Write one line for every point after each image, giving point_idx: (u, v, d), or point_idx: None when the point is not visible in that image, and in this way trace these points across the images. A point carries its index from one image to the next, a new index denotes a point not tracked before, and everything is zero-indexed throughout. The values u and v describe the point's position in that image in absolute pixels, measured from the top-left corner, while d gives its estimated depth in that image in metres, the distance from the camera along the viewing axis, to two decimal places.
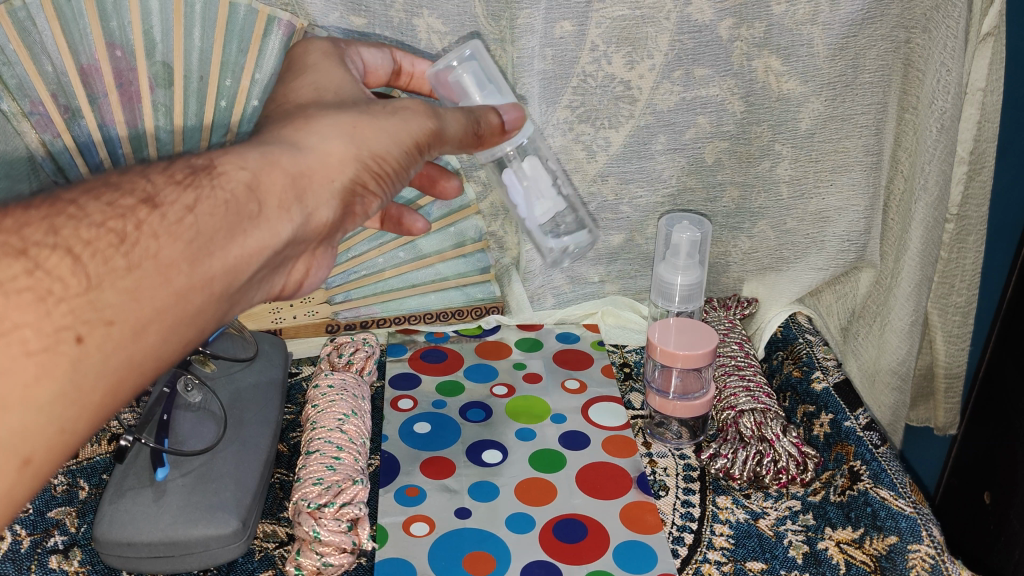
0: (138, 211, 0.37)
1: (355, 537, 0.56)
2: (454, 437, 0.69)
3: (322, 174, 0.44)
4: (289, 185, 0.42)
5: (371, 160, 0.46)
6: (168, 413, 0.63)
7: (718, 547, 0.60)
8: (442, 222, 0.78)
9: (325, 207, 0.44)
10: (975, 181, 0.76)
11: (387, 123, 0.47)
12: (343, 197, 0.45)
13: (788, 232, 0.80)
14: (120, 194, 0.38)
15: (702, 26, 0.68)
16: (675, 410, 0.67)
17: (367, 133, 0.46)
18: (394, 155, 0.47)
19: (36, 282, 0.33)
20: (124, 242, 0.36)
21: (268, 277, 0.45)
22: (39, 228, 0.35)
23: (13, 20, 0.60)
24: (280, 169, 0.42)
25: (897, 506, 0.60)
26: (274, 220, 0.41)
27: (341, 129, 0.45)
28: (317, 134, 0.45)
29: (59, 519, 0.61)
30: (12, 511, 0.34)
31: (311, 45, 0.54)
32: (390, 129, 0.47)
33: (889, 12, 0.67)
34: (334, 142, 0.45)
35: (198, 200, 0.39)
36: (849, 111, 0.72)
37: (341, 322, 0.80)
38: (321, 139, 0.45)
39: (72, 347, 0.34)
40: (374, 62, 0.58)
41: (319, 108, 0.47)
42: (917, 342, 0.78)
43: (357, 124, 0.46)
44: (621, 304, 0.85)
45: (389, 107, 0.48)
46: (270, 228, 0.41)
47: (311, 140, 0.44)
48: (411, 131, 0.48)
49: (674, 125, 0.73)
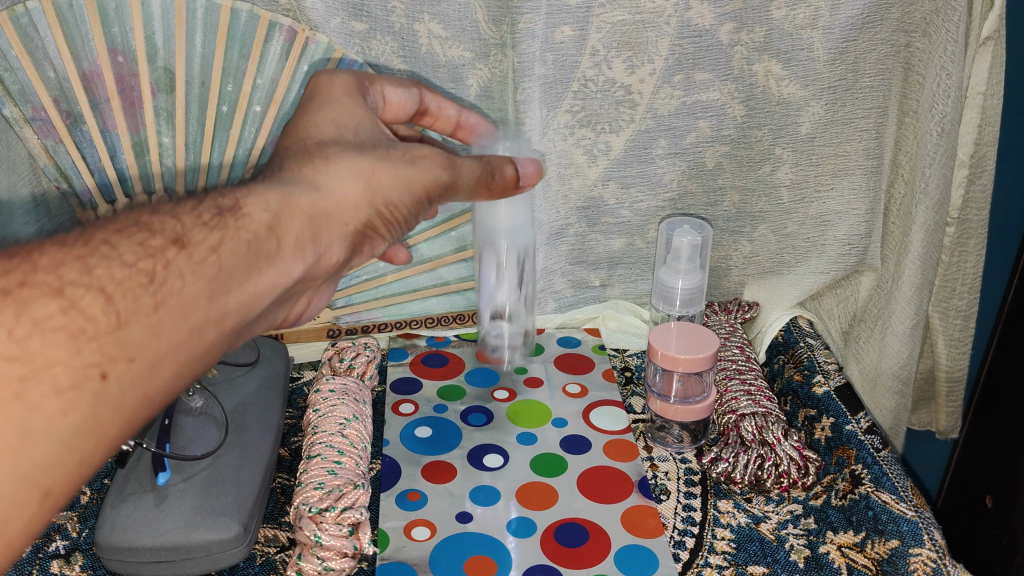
0: (167, 251, 0.38)
1: (357, 541, 0.57)
2: (455, 443, 0.69)
3: (338, 215, 0.45)
4: (305, 225, 0.43)
5: (383, 207, 0.48)
6: (169, 417, 0.63)
7: (720, 551, 0.60)
8: (442, 226, 0.76)
9: (336, 247, 0.46)
10: (975, 185, 0.76)
11: (403, 169, 0.48)
12: (352, 239, 0.47)
13: (788, 236, 0.80)
14: (151, 233, 0.39)
15: (702, 30, 0.68)
16: (676, 414, 0.67)
17: (383, 180, 0.47)
18: (406, 203, 0.49)
19: (70, 320, 0.34)
20: (152, 281, 0.37)
21: (275, 309, 0.45)
22: (74, 267, 0.35)
23: (15, 25, 0.60)
24: (299, 211, 0.43)
25: (899, 511, 0.60)
26: (289, 258, 0.43)
27: (361, 173, 0.47)
28: (337, 177, 0.46)
29: (61, 525, 0.61)
30: (28, 543, 0.35)
31: (334, 77, 0.54)
32: (405, 176, 0.49)
33: (889, 16, 0.68)
34: (351, 185, 0.46)
35: (223, 240, 0.40)
36: (849, 115, 0.73)
37: (342, 326, 0.80)
38: (339, 181, 0.46)
39: (97, 383, 0.35)
40: (397, 99, 0.58)
41: (345, 149, 0.48)
42: (918, 345, 0.78)
43: (375, 167, 0.47)
44: (622, 308, 0.84)
45: (406, 152, 0.50)
46: (284, 268, 0.43)
47: (331, 184, 0.45)
48: (424, 178, 0.50)
49: (675, 130, 0.74)
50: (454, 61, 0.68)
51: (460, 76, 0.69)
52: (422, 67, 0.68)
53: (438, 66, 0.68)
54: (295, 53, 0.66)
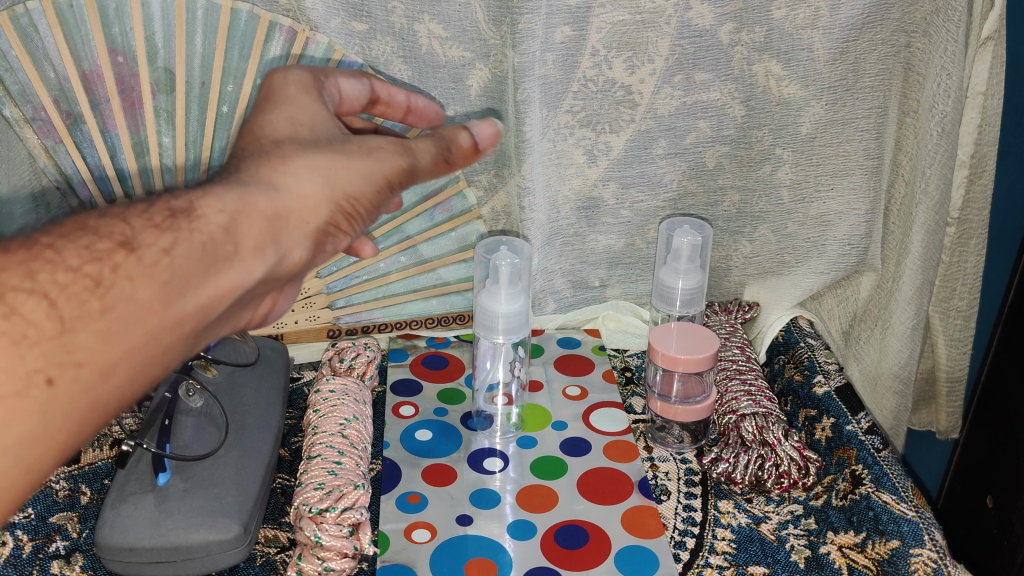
0: (115, 254, 0.35)
1: (357, 542, 0.57)
2: (455, 446, 0.69)
3: (299, 215, 0.42)
4: (265, 227, 0.40)
5: (345, 201, 0.44)
6: (169, 417, 0.63)
7: (720, 552, 0.60)
8: (442, 226, 0.77)
9: (299, 247, 0.42)
10: (976, 186, 0.76)
11: (362, 161, 0.45)
12: (317, 238, 0.43)
13: (789, 236, 0.80)
14: (98, 236, 0.36)
15: (702, 31, 0.68)
16: (677, 415, 0.67)
17: (343, 174, 0.44)
18: (369, 195, 0.45)
19: (11, 326, 0.32)
20: (99, 285, 0.34)
21: (236, 312, 0.42)
22: (16, 272, 0.33)
23: (16, 26, 0.60)
24: (258, 212, 0.40)
25: (899, 511, 0.60)
26: (249, 260, 0.39)
27: (317, 168, 0.43)
28: (296, 176, 0.42)
29: (61, 525, 0.60)
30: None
31: (288, 74, 0.49)
32: (365, 168, 0.45)
33: (889, 16, 0.68)
34: (310, 183, 0.42)
35: (176, 242, 0.37)
36: (849, 115, 0.73)
37: (343, 327, 0.79)
38: (297, 179, 0.42)
39: (43, 390, 0.33)
40: (352, 92, 0.53)
41: (299, 146, 0.44)
42: (918, 346, 0.78)
43: (332, 161, 0.43)
44: (622, 309, 0.84)
45: (363, 144, 0.46)
46: (244, 269, 0.39)
47: (289, 183, 0.42)
48: (383, 169, 0.46)
49: (675, 130, 0.74)
50: (455, 61, 0.68)
51: (461, 76, 0.69)
52: (422, 67, 0.69)
53: (440, 66, 0.69)
54: (294, 54, 0.66)
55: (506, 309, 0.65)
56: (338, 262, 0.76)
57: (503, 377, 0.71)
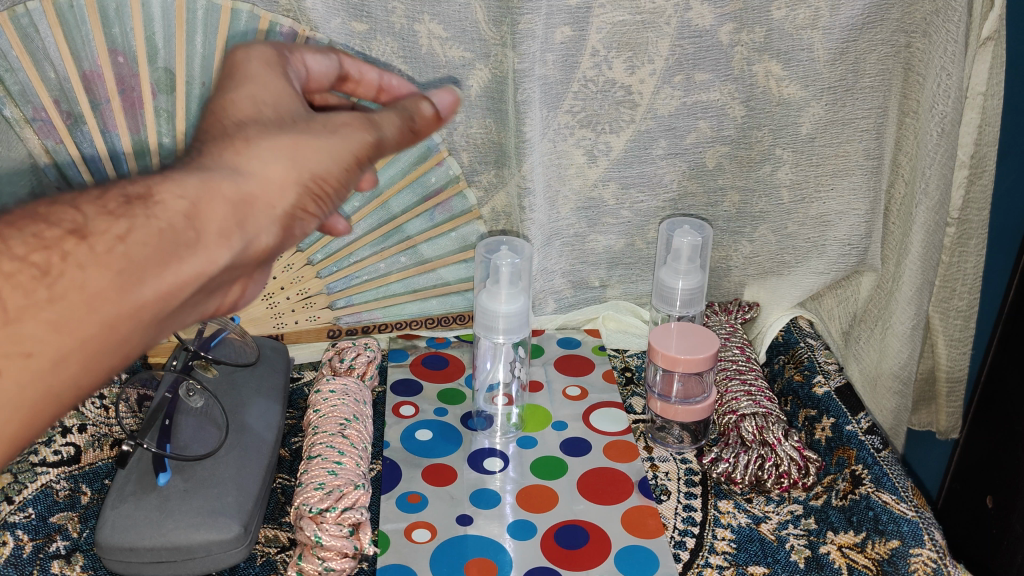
0: (65, 241, 0.31)
1: (357, 542, 0.57)
2: (455, 446, 0.69)
3: (266, 199, 0.36)
4: (230, 212, 0.35)
5: (315, 182, 0.38)
6: (169, 417, 0.62)
7: (720, 552, 0.60)
8: (442, 227, 0.77)
9: (269, 233, 0.37)
10: (976, 186, 0.77)
11: (331, 139, 0.39)
12: (289, 222, 0.38)
13: (789, 236, 0.80)
14: (47, 223, 0.31)
15: (702, 31, 0.69)
16: (677, 415, 0.67)
17: (313, 153, 0.38)
18: (337, 175, 0.39)
19: None
20: (47, 274, 0.30)
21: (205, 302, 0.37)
22: None
23: (16, 26, 0.60)
24: (221, 196, 0.35)
25: (899, 511, 0.60)
26: (213, 248, 0.34)
27: (281, 148, 0.37)
28: (261, 158, 0.36)
29: (62, 525, 0.60)
30: None
31: (251, 50, 0.42)
32: (336, 146, 0.39)
33: (889, 16, 0.68)
34: (276, 163, 0.37)
35: (133, 228, 0.32)
36: (849, 115, 0.73)
37: (343, 327, 0.79)
38: (262, 160, 0.36)
39: None
40: (320, 69, 0.48)
41: (263, 126, 0.38)
42: (918, 346, 0.78)
43: (297, 140, 0.38)
44: (622, 309, 0.84)
45: (330, 120, 0.40)
46: (209, 257, 0.34)
47: (254, 165, 0.36)
48: (351, 148, 0.40)
49: (674, 130, 0.74)
50: (455, 62, 0.69)
51: (461, 76, 0.70)
52: (422, 67, 0.69)
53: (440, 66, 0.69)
54: None
55: (507, 308, 0.65)
56: (337, 262, 0.76)
57: (503, 377, 0.71)
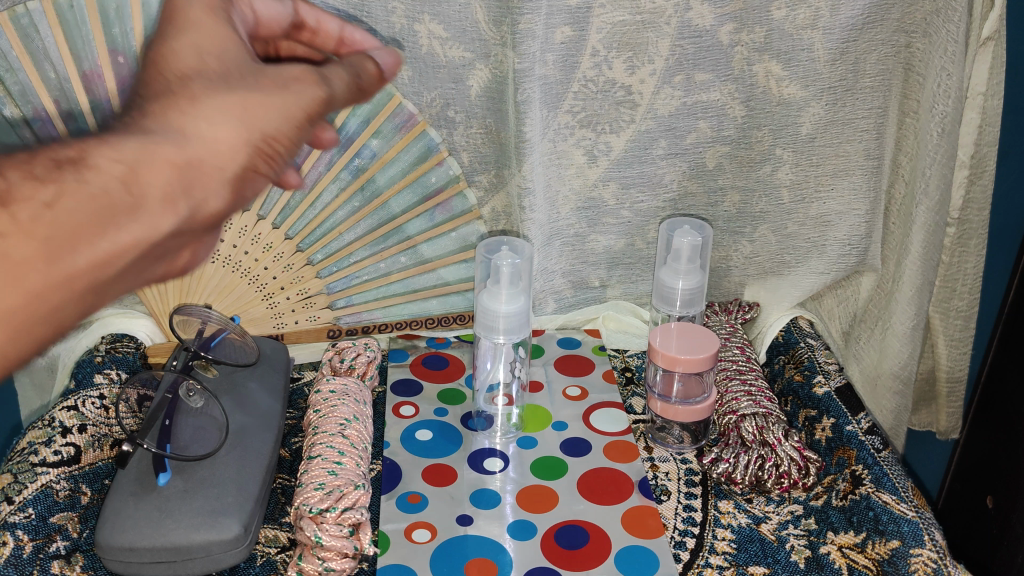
0: None
1: (357, 542, 0.57)
2: (455, 447, 0.69)
3: (211, 163, 0.34)
4: (172, 177, 0.33)
5: (264, 143, 0.36)
6: (169, 418, 0.62)
7: (720, 552, 0.60)
8: (442, 227, 0.77)
9: (216, 198, 0.35)
10: (976, 186, 0.77)
11: (280, 96, 0.36)
12: (237, 186, 0.36)
13: (789, 236, 0.80)
14: None
15: (702, 31, 0.69)
16: (677, 415, 0.67)
17: (259, 112, 0.36)
18: (289, 134, 0.37)
19: None
20: None
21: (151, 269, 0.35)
22: None
23: (16, 26, 0.60)
24: (161, 160, 0.33)
25: (899, 511, 0.60)
26: (154, 214, 0.32)
27: (230, 109, 0.35)
28: (207, 118, 0.34)
29: (62, 525, 0.60)
30: None
31: None
32: (285, 104, 0.37)
33: (889, 17, 0.68)
34: (219, 125, 0.34)
35: (62, 194, 0.30)
36: (850, 115, 0.73)
37: (343, 327, 0.79)
38: (205, 122, 0.34)
39: None
40: (268, 12, 0.46)
41: (208, 82, 0.35)
42: (919, 345, 0.77)
43: (245, 98, 0.35)
44: (622, 309, 0.84)
45: (278, 74, 0.37)
46: (150, 223, 0.32)
47: (200, 128, 0.34)
48: (303, 105, 0.37)
49: (674, 130, 0.74)
50: (455, 61, 0.69)
51: (461, 76, 0.70)
52: (422, 67, 0.69)
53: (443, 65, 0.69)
54: None
55: (507, 308, 0.65)
56: (337, 262, 0.76)
57: (503, 377, 0.71)
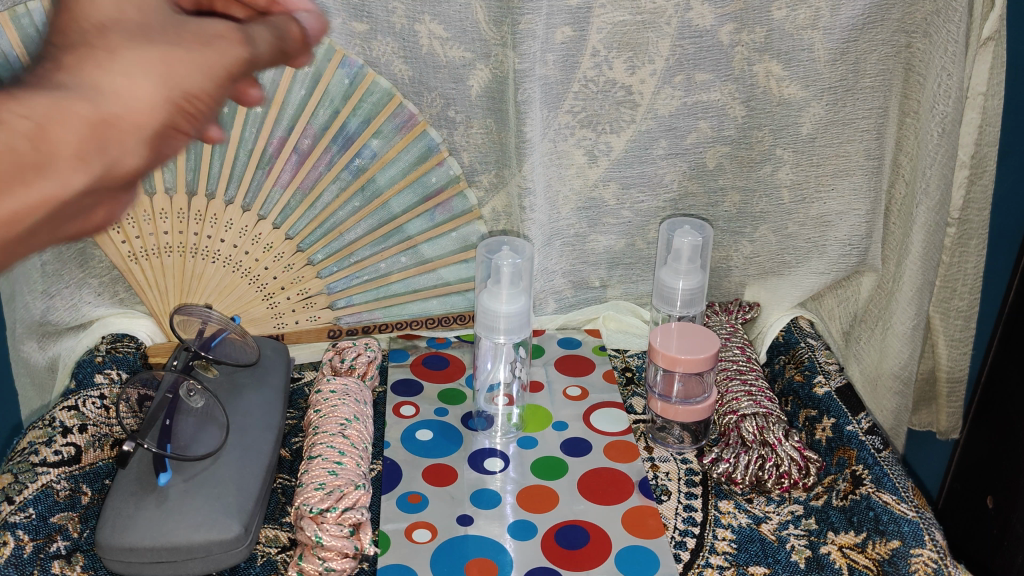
0: None
1: (358, 542, 0.57)
2: (455, 447, 0.69)
3: (130, 120, 0.31)
4: (86, 134, 0.30)
5: (185, 101, 0.33)
6: (170, 418, 0.61)
7: (720, 552, 0.60)
8: (442, 227, 0.77)
9: (133, 157, 0.32)
10: (976, 186, 0.77)
11: (203, 50, 0.33)
12: (155, 145, 0.33)
13: (789, 236, 0.80)
14: None
15: (703, 31, 0.69)
16: (677, 415, 0.67)
17: (182, 68, 0.32)
18: (211, 92, 0.34)
19: None
20: None
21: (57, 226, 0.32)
22: None
23: (17, 26, 0.61)
24: (73, 117, 0.29)
25: (900, 511, 0.60)
26: (63, 173, 0.29)
27: (149, 64, 0.31)
28: (124, 73, 0.31)
29: (62, 525, 0.60)
30: None
31: None
32: (208, 61, 0.33)
33: (889, 17, 0.69)
34: (137, 80, 0.31)
35: None
36: (850, 115, 0.73)
37: (343, 327, 0.79)
38: (123, 76, 0.31)
39: None
40: None
41: (127, 31, 0.32)
42: (919, 345, 0.77)
43: (166, 52, 0.32)
44: (622, 309, 0.84)
45: (199, 28, 0.34)
46: (60, 182, 0.29)
47: (116, 84, 0.30)
48: (227, 63, 0.34)
49: (675, 130, 0.74)
50: (455, 61, 0.69)
51: (461, 76, 0.71)
52: (422, 67, 0.70)
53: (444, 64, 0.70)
54: None
55: (507, 308, 0.65)
56: (337, 262, 0.76)
57: (504, 377, 0.71)
